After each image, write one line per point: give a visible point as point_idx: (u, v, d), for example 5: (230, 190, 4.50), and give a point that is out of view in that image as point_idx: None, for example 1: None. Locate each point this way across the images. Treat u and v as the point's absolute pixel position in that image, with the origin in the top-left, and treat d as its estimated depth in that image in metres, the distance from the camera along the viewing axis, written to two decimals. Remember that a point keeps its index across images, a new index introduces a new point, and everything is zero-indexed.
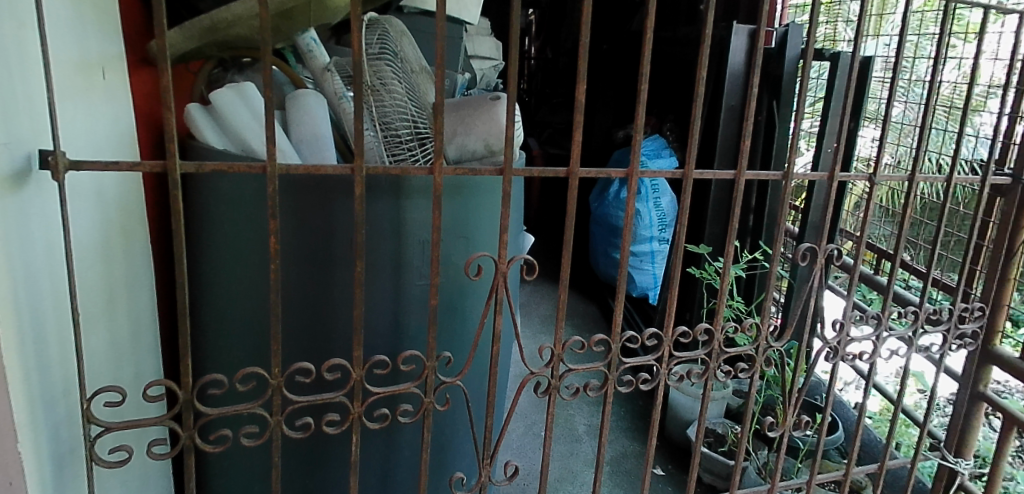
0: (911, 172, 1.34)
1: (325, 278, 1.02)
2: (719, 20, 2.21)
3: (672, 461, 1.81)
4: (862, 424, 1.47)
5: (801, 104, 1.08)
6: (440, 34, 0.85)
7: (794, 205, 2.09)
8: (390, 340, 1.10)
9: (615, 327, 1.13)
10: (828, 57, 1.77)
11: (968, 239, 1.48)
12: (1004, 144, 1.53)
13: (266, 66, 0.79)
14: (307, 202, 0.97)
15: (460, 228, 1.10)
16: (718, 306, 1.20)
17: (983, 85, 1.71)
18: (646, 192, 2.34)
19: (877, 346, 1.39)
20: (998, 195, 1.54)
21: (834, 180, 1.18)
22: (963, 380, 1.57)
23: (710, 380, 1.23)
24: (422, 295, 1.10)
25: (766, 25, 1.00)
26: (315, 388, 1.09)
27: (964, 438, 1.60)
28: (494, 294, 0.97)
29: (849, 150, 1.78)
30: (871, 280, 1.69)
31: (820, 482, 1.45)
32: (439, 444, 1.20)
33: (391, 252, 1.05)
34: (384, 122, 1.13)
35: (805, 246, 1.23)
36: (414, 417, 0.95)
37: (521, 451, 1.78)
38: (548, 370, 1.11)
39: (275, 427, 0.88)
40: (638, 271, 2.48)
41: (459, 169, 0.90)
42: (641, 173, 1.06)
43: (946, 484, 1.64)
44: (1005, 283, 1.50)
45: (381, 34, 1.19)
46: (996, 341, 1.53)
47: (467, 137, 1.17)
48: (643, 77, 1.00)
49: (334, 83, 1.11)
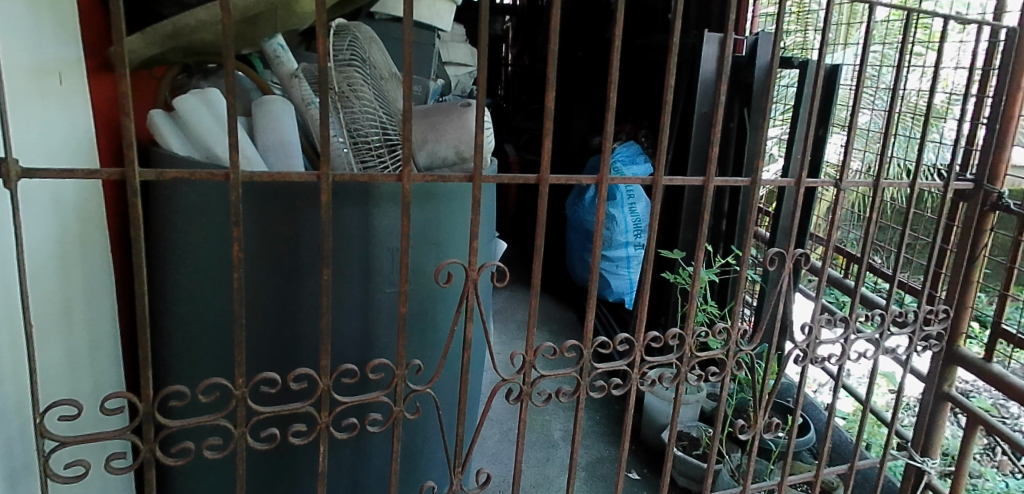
0: (877, 179, 1.40)
1: (293, 287, 1.01)
2: (691, 27, 2.23)
3: (646, 464, 1.81)
4: (832, 425, 1.50)
5: (767, 112, 1.17)
6: (407, 40, 0.85)
7: (765, 210, 2.10)
8: (359, 348, 1.08)
9: (586, 333, 1.14)
10: (796, 65, 1.78)
11: (933, 244, 1.52)
12: (966, 150, 1.58)
13: (229, 72, 0.79)
14: (274, 210, 0.96)
15: (430, 235, 1.10)
16: (689, 309, 1.21)
17: (945, 92, 1.77)
18: (621, 198, 2.36)
19: (846, 348, 1.42)
20: (960, 200, 1.57)
21: (802, 186, 1.23)
22: (928, 381, 1.62)
23: (682, 383, 1.25)
24: (391, 303, 1.09)
25: (733, 33, 1.04)
26: (281, 398, 1.07)
27: (931, 436, 1.64)
28: (465, 300, 0.97)
29: (817, 156, 1.80)
30: (839, 283, 1.72)
31: (791, 483, 1.47)
32: (411, 453, 1.19)
33: (360, 260, 1.04)
34: (354, 129, 1.12)
35: (775, 251, 1.26)
36: (384, 426, 0.94)
37: (496, 458, 1.76)
38: (520, 377, 1.11)
39: (239, 439, 0.87)
40: (614, 276, 2.48)
41: (428, 175, 0.90)
42: (611, 179, 1.07)
43: (915, 482, 1.68)
44: (968, 285, 1.55)
45: (351, 41, 1.17)
46: (961, 343, 1.58)
47: (437, 144, 1.17)
48: (612, 85, 1.01)
49: (302, 89, 1.09)
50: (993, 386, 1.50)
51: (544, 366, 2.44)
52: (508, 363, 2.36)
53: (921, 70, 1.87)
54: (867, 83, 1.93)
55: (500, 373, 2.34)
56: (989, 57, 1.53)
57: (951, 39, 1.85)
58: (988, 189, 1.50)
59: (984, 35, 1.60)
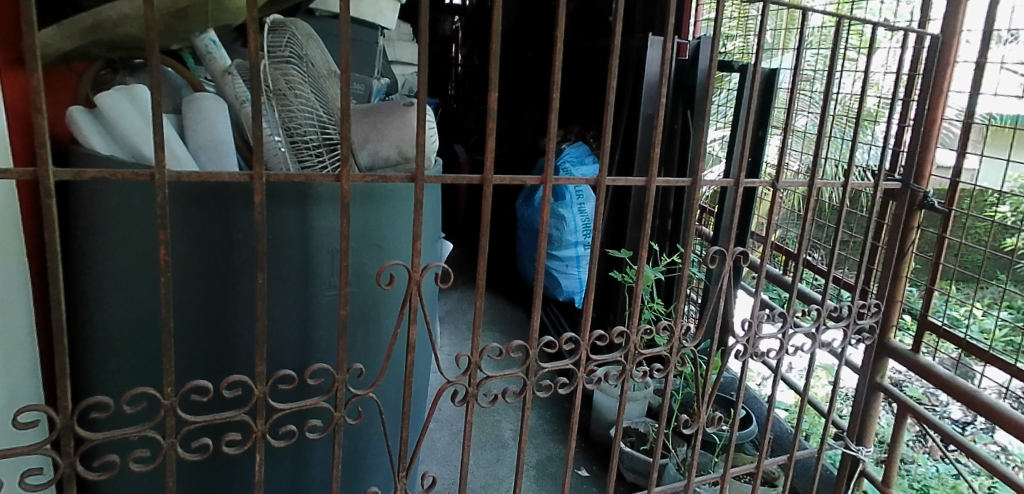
0: (812, 179, 1.50)
1: (227, 291, 0.97)
2: (637, 31, 2.26)
3: (595, 461, 1.83)
4: (772, 417, 1.55)
5: (707, 114, 1.22)
6: (344, 36, 0.83)
7: (708, 210, 2.14)
8: (298, 352, 1.05)
9: (532, 333, 1.14)
10: (736, 69, 1.83)
11: (866, 240, 1.59)
12: (894, 151, 1.66)
13: (153, 68, 0.76)
14: (206, 212, 0.93)
15: (372, 236, 1.08)
16: (634, 307, 1.23)
17: (875, 96, 1.84)
18: (570, 198, 2.38)
19: (785, 342, 1.47)
20: (890, 199, 1.66)
21: (741, 187, 1.31)
22: (862, 371, 1.70)
23: (627, 380, 1.27)
24: (331, 306, 1.07)
25: (672, 38, 1.07)
26: (214, 406, 1.03)
27: (865, 426, 1.72)
28: (408, 302, 0.96)
29: (757, 158, 1.86)
30: (778, 279, 1.77)
31: (734, 475, 1.51)
32: (353, 458, 1.17)
33: (298, 262, 1.01)
34: (291, 127, 1.09)
35: (716, 249, 1.32)
36: (323, 432, 0.92)
37: (445, 460, 1.75)
38: (465, 378, 1.10)
39: (169, 450, 0.84)
40: (564, 275, 2.50)
41: (368, 175, 0.89)
42: (555, 180, 1.08)
43: (850, 471, 1.76)
44: (898, 280, 1.64)
45: (288, 37, 1.15)
46: (891, 336, 1.67)
47: (379, 143, 1.14)
48: (555, 86, 1.02)
49: (236, 86, 1.06)
50: (921, 376, 1.58)
51: (494, 367, 2.43)
52: (453, 364, 2.35)
53: (853, 74, 1.94)
54: (804, 86, 1.99)
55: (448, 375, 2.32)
56: (915, 62, 1.61)
57: (881, 45, 1.93)
58: (914, 189, 1.58)
59: (910, 41, 1.68)
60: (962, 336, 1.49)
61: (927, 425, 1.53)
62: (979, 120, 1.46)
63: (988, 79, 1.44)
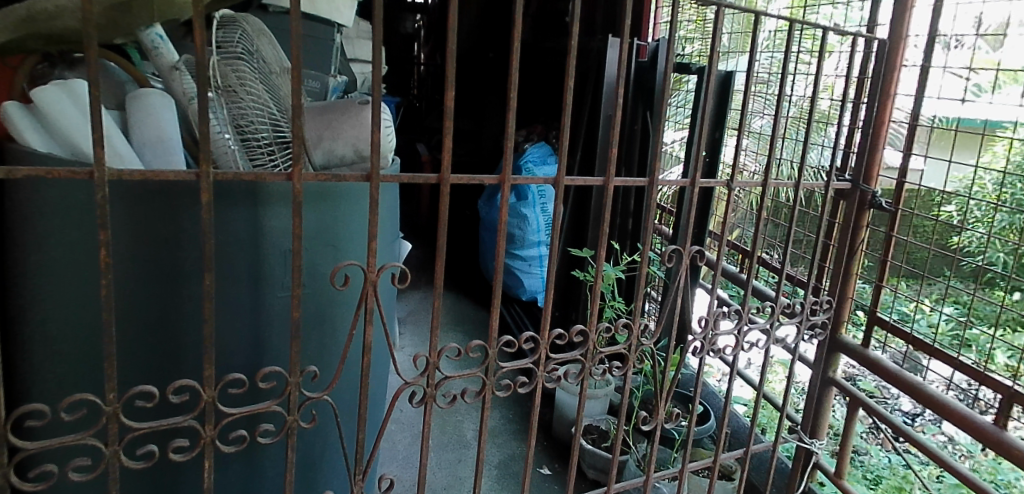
0: (765, 179, 1.54)
1: (173, 292, 0.95)
2: (598, 32, 2.28)
3: (557, 459, 1.84)
4: (728, 411, 1.59)
5: (664, 115, 1.24)
6: (296, 33, 0.81)
7: (665, 208, 2.18)
8: (250, 356, 1.03)
9: (491, 333, 1.13)
10: (693, 71, 1.86)
11: (817, 239, 1.64)
12: (845, 152, 1.71)
13: (92, 63, 0.73)
14: (151, 211, 0.90)
15: (326, 236, 1.06)
16: (593, 306, 1.24)
17: (827, 99, 1.89)
18: (533, 198, 2.39)
19: (740, 338, 1.51)
20: (840, 199, 1.71)
21: (697, 187, 1.34)
22: (815, 366, 1.75)
23: (587, 379, 1.27)
24: (283, 307, 1.05)
25: (629, 39, 1.08)
26: (161, 412, 1.00)
27: (817, 419, 1.78)
28: (364, 303, 0.94)
29: (715, 158, 1.90)
30: (734, 277, 1.81)
31: (692, 470, 1.53)
32: (307, 461, 1.15)
33: (249, 263, 0.99)
34: (241, 124, 1.07)
35: (673, 248, 1.36)
36: (276, 436, 0.90)
37: (405, 462, 1.73)
38: (424, 379, 1.09)
39: (112, 458, 0.81)
40: (527, 275, 2.51)
41: (321, 174, 0.88)
42: (513, 179, 1.08)
43: (805, 464, 1.80)
44: (848, 278, 1.70)
45: (239, 33, 1.12)
46: (842, 332, 1.73)
47: (334, 142, 1.12)
48: (512, 86, 1.02)
49: (183, 82, 1.03)
50: (870, 370, 1.64)
51: (453, 368, 2.42)
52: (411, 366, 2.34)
53: (806, 78, 1.99)
54: (759, 88, 2.03)
55: (405, 377, 2.31)
56: (863, 67, 1.66)
57: (833, 49, 1.98)
58: (863, 189, 1.64)
59: (859, 45, 1.73)
60: (909, 331, 1.55)
61: (876, 418, 1.58)
62: (925, 121, 1.52)
63: (932, 82, 1.49)
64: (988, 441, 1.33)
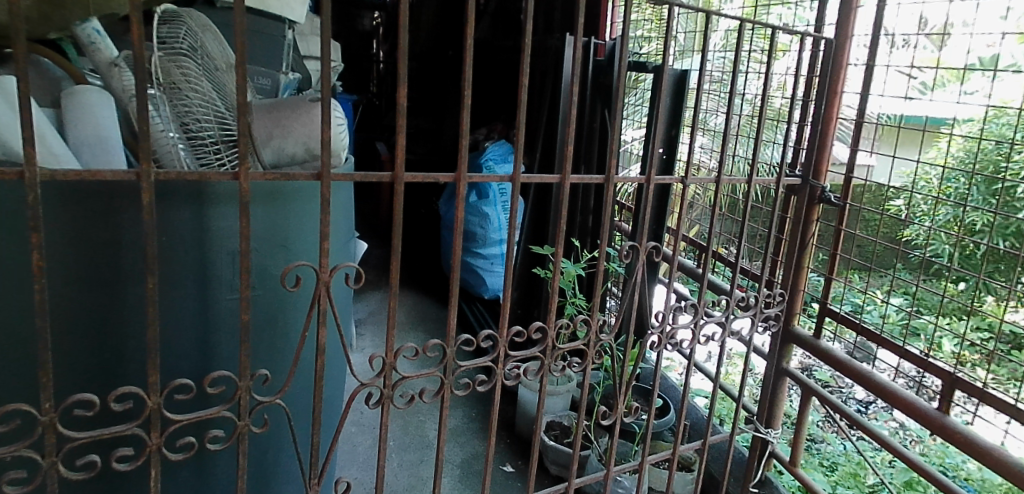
0: (719, 176, 1.56)
1: (114, 297, 0.92)
2: (557, 30, 2.29)
3: (520, 456, 1.84)
4: (686, 404, 1.61)
5: (618, 112, 1.26)
6: (240, 28, 0.79)
7: (624, 205, 2.22)
8: (197, 360, 1.01)
9: (448, 332, 1.12)
10: (650, 70, 1.89)
11: (770, 233, 1.68)
12: (795, 149, 1.76)
13: (21, 58, 0.70)
14: (89, 213, 0.87)
15: (276, 236, 1.04)
16: (551, 303, 1.25)
17: (778, 97, 1.95)
18: (494, 196, 2.39)
19: (697, 332, 1.53)
20: (791, 194, 1.76)
21: (652, 183, 1.36)
22: (769, 357, 1.80)
23: (546, 375, 1.28)
24: (232, 310, 1.03)
25: (582, 36, 1.09)
26: (103, 420, 0.97)
27: (772, 409, 1.83)
28: (317, 304, 0.92)
29: (672, 155, 1.93)
30: (690, 272, 1.85)
31: (652, 463, 1.55)
32: (260, 466, 1.13)
33: (195, 266, 0.97)
34: (187, 123, 1.04)
35: (629, 245, 1.39)
36: (226, 443, 0.87)
37: (366, 464, 1.72)
38: (380, 379, 1.08)
39: (49, 470, 0.78)
40: (490, 273, 2.51)
41: (269, 173, 0.86)
42: (469, 177, 1.07)
43: (760, 453, 1.84)
44: (800, 271, 1.74)
45: (184, 28, 1.09)
46: (794, 323, 1.78)
47: (285, 140, 1.09)
48: (465, 83, 1.01)
49: (124, 79, 0.99)
50: (821, 360, 1.69)
51: (408, 368, 2.40)
52: (368, 367, 2.31)
53: (758, 76, 2.04)
54: (714, 87, 2.07)
55: (359, 378, 2.29)
56: (811, 66, 1.71)
57: (783, 49, 2.04)
58: (813, 184, 1.69)
59: (806, 45, 1.78)
60: (858, 320, 1.61)
61: (827, 407, 1.64)
62: (872, 119, 1.56)
63: (877, 79, 1.55)
64: (931, 426, 1.39)
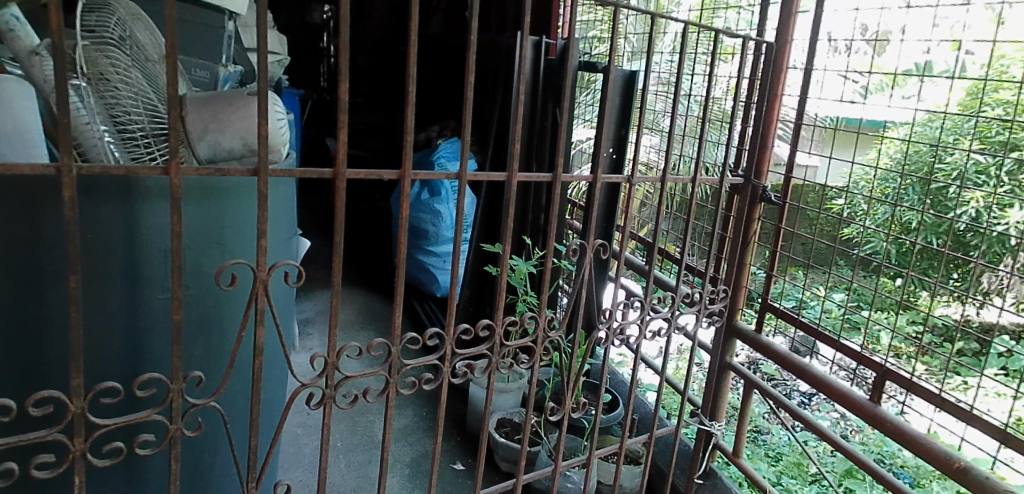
0: (664, 176, 1.60)
1: (35, 297, 0.87)
2: (510, 28, 2.30)
3: (471, 453, 1.85)
4: (633, 398, 1.64)
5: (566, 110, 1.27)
6: (171, 19, 0.77)
7: (575, 203, 2.24)
8: (127, 362, 0.97)
9: (393, 330, 1.11)
10: (600, 70, 1.91)
11: (713, 231, 1.73)
12: (738, 149, 1.81)
13: None
14: (7, 209, 0.82)
15: (212, 234, 1.02)
16: (499, 300, 1.24)
17: (720, 99, 2.01)
18: (447, 194, 2.38)
19: (644, 328, 1.56)
20: (734, 193, 1.82)
21: (598, 181, 1.37)
22: (714, 352, 1.85)
23: (494, 372, 1.28)
24: (164, 309, 0.99)
25: (528, 35, 1.09)
26: (23, 426, 0.92)
27: (716, 402, 1.88)
28: (254, 302, 0.90)
29: (622, 155, 1.96)
30: (638, 268, 1.89)
31: (599, 457, 1.58)
32: (194, 470, 1.10)
33: (125, 265, 0.93)
34: (115, 112, 0.99)
35: (578, 242, 1.40)
36: (157, 447, 0.84)
37: (311, 466, 1.69)
38: (322, 379, 1.05)
39: None
40: (442, 271, 2.50)
41: (203, 169, 0.83)
42: (413, 174, 1.06)
43: (705, 445, 1.90)
44: (742, 267, 1.80)
45: (114, 18, 1.06)
46: (738, 318, 1.84)
47: (221, 135, 1.04)
48: (409, 80, 1.00)
49: (46, 69, 0.95)
50: (762, 353, 1.75)
51: (351, 367, 2.37)
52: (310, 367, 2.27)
53: (703, 78, 2.10)
54: (661, 88, 2.12)
55: (298, 378, 2.25)
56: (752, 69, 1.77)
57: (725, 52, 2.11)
58: (754, 184, 1.74)
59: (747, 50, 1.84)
60: (798, 316, 1.66)
61: (769, 399, 1.69)
62: (811, 121, 1.62)
63: (814, 83, 1.60)
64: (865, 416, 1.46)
